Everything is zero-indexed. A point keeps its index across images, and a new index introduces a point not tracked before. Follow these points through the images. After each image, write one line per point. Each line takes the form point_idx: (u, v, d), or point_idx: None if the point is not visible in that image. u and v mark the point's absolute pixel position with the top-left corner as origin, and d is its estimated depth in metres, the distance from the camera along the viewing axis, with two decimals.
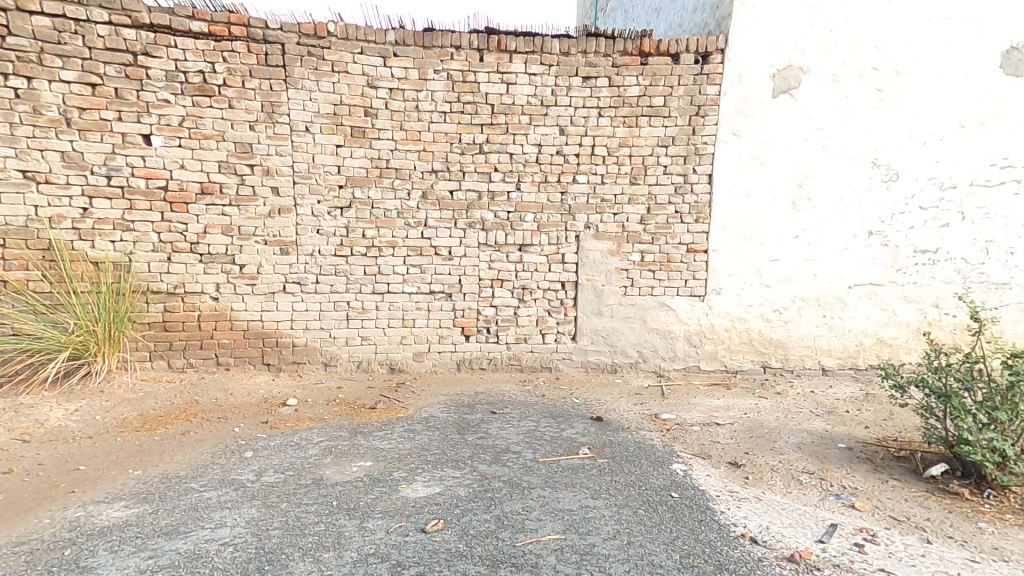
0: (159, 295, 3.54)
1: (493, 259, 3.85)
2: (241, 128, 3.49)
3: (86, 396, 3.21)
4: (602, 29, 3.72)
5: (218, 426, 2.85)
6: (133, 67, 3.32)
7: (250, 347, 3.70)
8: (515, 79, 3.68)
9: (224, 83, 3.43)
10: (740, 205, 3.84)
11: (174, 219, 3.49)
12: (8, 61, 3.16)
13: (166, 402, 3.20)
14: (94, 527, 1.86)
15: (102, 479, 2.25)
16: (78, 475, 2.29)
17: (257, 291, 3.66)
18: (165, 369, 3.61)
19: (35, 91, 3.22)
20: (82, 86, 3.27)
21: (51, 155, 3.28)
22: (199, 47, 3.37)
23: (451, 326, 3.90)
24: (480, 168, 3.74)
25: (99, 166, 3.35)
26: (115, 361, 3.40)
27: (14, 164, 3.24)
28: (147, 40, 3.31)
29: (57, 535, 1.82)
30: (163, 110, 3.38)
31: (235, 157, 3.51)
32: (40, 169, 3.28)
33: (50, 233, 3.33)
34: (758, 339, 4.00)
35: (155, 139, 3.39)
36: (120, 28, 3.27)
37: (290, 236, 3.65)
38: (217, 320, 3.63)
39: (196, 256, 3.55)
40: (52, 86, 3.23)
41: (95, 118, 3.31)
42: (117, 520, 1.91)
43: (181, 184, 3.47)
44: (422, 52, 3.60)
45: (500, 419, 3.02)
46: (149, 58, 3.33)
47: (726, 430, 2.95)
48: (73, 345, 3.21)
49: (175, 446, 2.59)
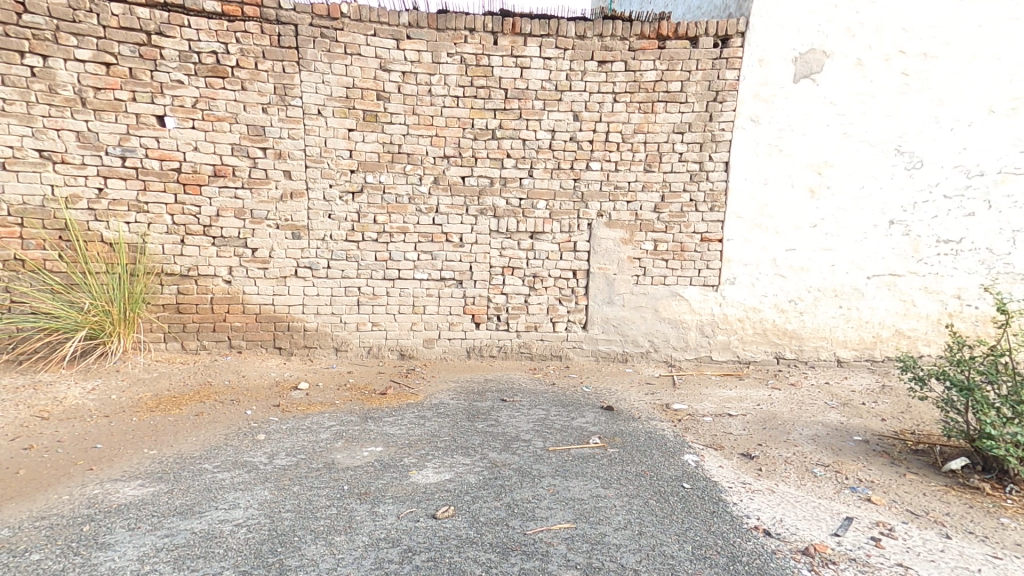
0: (173, 277, 3.56)
1: (504, 246, 3.83)
2: (254, 111, 3.48)
3: (103, 375, 3.25)
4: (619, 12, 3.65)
5: (231, 408, 2.88)
6: (147, 47, 3.31)
7: (263, 330, 3.72)
8: (529, 63, 3.63)
9: (237, 65, 3.42)
10: (757, 193, 3.78)
11: (187, 202, 3.50)
12: (25, 40, 3.17)
13: (180, 384, 3.23)
14: (111, 504, 1.89)
15: (118, 457, 2.28)
16: (95, 453, 2.32)
17: (269, 275, 3.67)
18: (179, 351, 3.65)
19: (51, 71, 3.23)
20: (97, 66, 3.28)
21: (67, 135, 3.30)
22: (213, 27, 3.36)
23: (461, 313, 3.90)
24: (493, 154, 3.71)
25: (114, 146, 3.36)
26: (131, 341, 3.43)
27: (30, 143, 3.26)
28: (160, 20, 3.30)
29: (75, 511, 1.85)
30: (176, 91, 3.38)
31: (248, 140, 3.51)
32: (57, 148, 3.30)
33: (66, 213, 3.36)
34: (772, 330, 3.96)
35: (169, 120, 3.40)
36: (134, 7, 3.26)
37: (302, 221, 3.65)
38: (229, 303, 3.66)
39: (209, 239, 3.57)
40: (68, 65, 3.24)
41: (109, 98, 3.32)
42: (133, 498, 1.94)
43: (194, 167, 3.47)
44: (435, 35, 3.56)
45: (509, 407, 3.02)
46: (163, 38, 3.32)
47: (739, 421, 2.93)
48: (89, 325, 3.25)
49: (190, 427, 2.62)
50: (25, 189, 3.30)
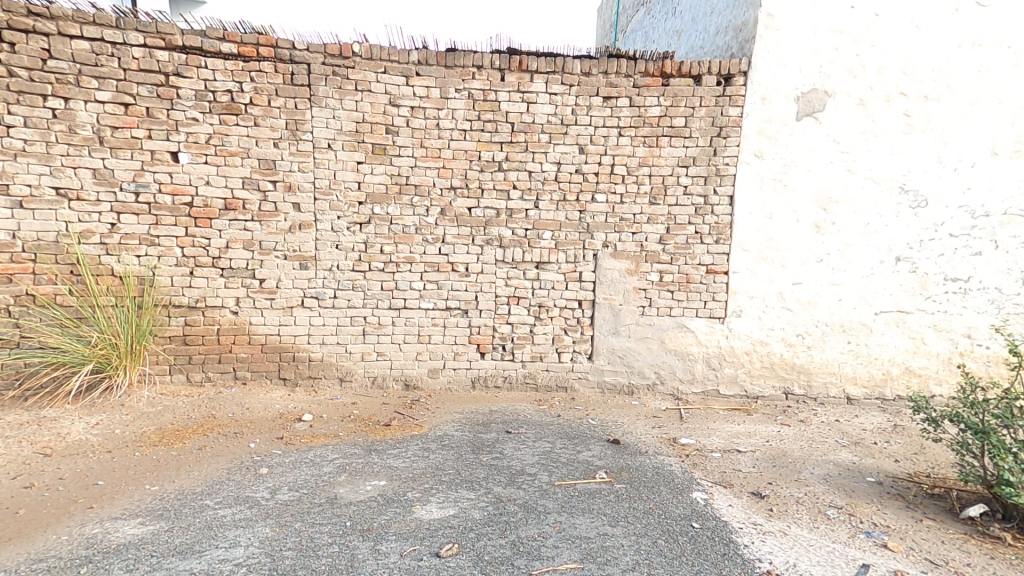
0: (180, 309, 3.58)
1: (510, 276, 3.84)
2: (265, 145, 3.55)
3: (107, 410, 3.25)
4: (624, 50, 3.73)
5: (234, 441, 2.86)
6: (164, 87, 3.40)
7: (268, 361, 3.72)
8: (536, 98, 3.69)
9: (251, 102, 3.50)
10: (762, 227, 3.79)
11: (197, 234, 3.54)
12: (48, 83, 3.26)
13: (184, 416, 3.22)
14: (110, 545, 1.86)
15: (119, 494, 2.25)
16: (97, 490, 2.30)
17: (276, 305, 3.69)
18: (184, 383, 3.64)
19: (71, 111, 3.31)
20: (117, 107, 3.36)
21: (83, 172, 3.36)
22: (228, 67, 3.45)
23: (466, 343, 3.89)
24: (499, 186, 3.75)
25: (129, 182, 3.42)
26: (136, 374, 3.43)
27: (48, 181, 3.32)
28: (178, 61, 3.39)
29: (74, 552, 1.82)
30: (191, 128, 3.46)
31: (259, 173, 3.57)
32: (73, 185, 3.36)
33: (78, 248, 3.40)
34: (780, 364, 3.93)
35: (183, 156, 3.46)
36: (154, 50, 3.36)
37: (309, 251, 3.68)
38: (236, 334, 3.67)
39: (217, 270, 3.60)
40: (88, 106, 3.32)
41: (126, 135, 3.39)
42: (132, 538, 1.91)
43: (205, 201, 3.53)
44: (444, 72, 3.64)
45: (515, 439, 2.99)
46: (180, 78, 3.41)
47: (747, 458, 2.88)
48: (96, 358, 3.26)
49: (193, 461, 2.60)
50: (42, 228, 3.35)
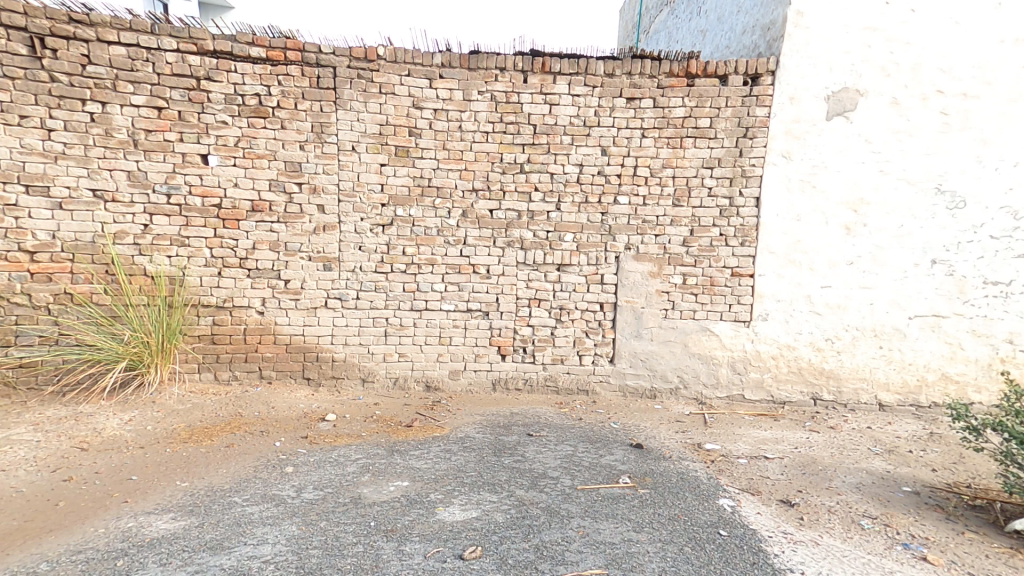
0: (208, 308, 3.65)
1: (531, 278, 3.83)
2: (291, 148, 3.60)
3: (139, 406, 3.34)
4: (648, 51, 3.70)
5: (260, 439, 2.90)
6: (196, 92, 3.47)
7: (292, 361, 3.77)
8: (558, 100, 3.69)
9: (278, 105, 3.55)
10: (790, 229, 3.72)
11: (226, 236, 3.61)
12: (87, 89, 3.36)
13: (212, 414, 3.27)
14: (144, 538, 1.90)
15: (152, 489, 2.30)
16: (131, 485, 2.35)
17: (300, 306, 3.73)
18: (212, 382, 3.71)
19: (108, 116, 3.40)
20: (151, 111, 3.45)
21: (119, 175, 3.45)
22: (257, 71, 3.50)
23: (487, 345, 3.89)
24: (520, 187, 3.75)
25: (161, 185, 3.50)
26: (167, 372, 3.51)
27: (86, 183, 3.42)
28: (210, 66, 3.46)
29: (110, 544, 1.87)
30: (221, 131, 3.53)
31: (285, 176, 3.62)
32: (109, 188, 3.45)
33: (113, 249, 3.49)
34: (808, 369, 3.85)
35: (212, 158, 3.53)
36: (187, 55, 3.43)
37: (333, 252, 3.72)
38: (261, 334, 3.72)
39: (244, 271, 3.66)
40: (124, 111, 3.41)
41: (160, 139, 3.48)
42: (165, 532, 1.95)
43: (233, 203, 3.59)
44: (466, 74, 3.65)
45: (536, 442, 2.97)
46: (211, 82, 3.48)
47: (775, 464, 2.83)
48: (129, 356, 3.35)
49: (221, 458, 2.64)
50: (80, 229, 3.45)
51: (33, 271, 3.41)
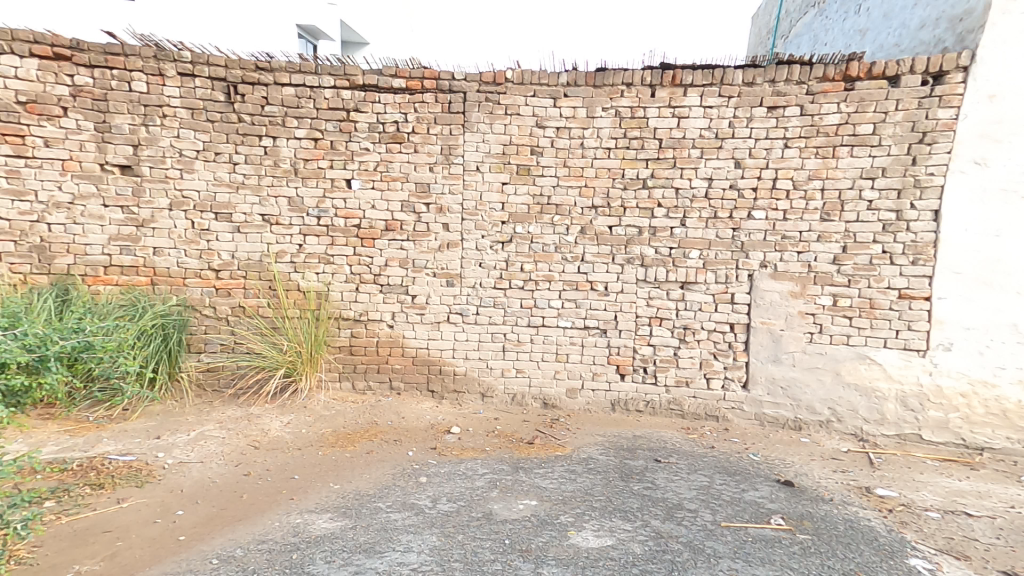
0: (347, 321, 3.94)
1: (652, 296, 3.72)
2: (422, 170, 3.81)
3: (295, 410, 3.69)
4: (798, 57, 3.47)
5: (395, 448, 3.05)
6: (345, 122, 3.79)
7: (418, 373, 3.95)
8: (689, 112, 3.56)
9: (413, 131, 3.78)
10: (986, 248, 3.26)
11: (363, 254, 3.88)
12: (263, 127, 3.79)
13: (353, 421, 3.51)
14: (311, 535, 2.07)
15: (312, 488, 2.51)
16: (294, 483, 2.58)
17: (425, 320, 3.91)
18: (350, 390, 4.00)
19: (276, 148, 3.81)
20: (309, 142, 3.82)
21: (282, 201, 3.85)
22: (397, 100, 3.75)
23: (605, 363, 3.82)
24: (643, 204, 3.66)
25: (312, 209, 3.86)
26: (314, 380, 3.86)
27: (258, 209, 3.86)
28: (358, 98, 3.76)
29: (286, 538, 2.06)
30: (363, 158, 3.82)
31: (415, 197, 3.83)
32: (273, 212, 3.86)
33: (274, 266, 3.90)
34: (1012, 410, 3.33)
35: (355, 182, 3.83)
36: (341, 90, 3.76)
37: (455, 269, 3.87)
38: (391, 346, 3.95)
39: (378, 287, 3.91)
40: (289, 143, 3.81)
41: (314, 167, 3.83)
42: (326, 531, 2.10)
43: (370, 223, 3.86)
44: (592, 92, 3.63)
45: (666, 469, 2.84)
46: (359, 113, 3.78)
47: (982, 524, 2.44)
48: (286, 364, 3.75)
49: (364, 464, 2.81)
50: (251, 249, 3.89)
51: (219, 287, 3.92)
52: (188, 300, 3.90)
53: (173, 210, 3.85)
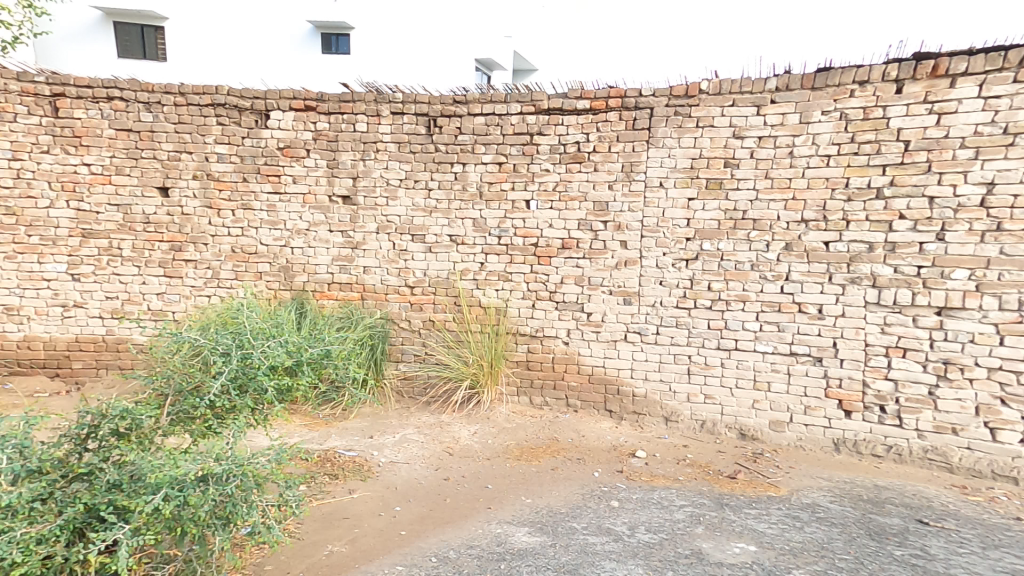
0: (524, 337, 3.98)
1: (888, 321, 3.16)
2: (601, 188, 3.74)
3: (478, 420, 3.81)
4: None
5: (581, 465, 3.02)
6: (529, 145, 3.88)
7: (595, 392, 3.83)
8: (951, 107, 2.94)
9: (594, 149, 3.73)
10: None
11: (540, 271, 3.90)
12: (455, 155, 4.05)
13: (535, 434, 3.54)
14: (513, 549, 2.17)
15: (506, 500, 2.65)
16: (489, 492, 2.75)
17: (601, 338, 3.79)
18: (528, 405, 4.01)
19: (465, 174, 4.04)
20: (494, 167, 3.98)
21: (467, 223, 4.07)
22: (581, 120, 3.74)
23: (823, 398, 3.33)
24: (878, 215, 3.13)
25: (494, 229, 3.99)
26: (495, 393, 3.95)
27: (446, 230, 4.12)
28: (543, 121, 3.82)
29: (490, 547, 2.19)
30: (543, 178, 3.87)
31: (593, 215, 3.77)
32: (460, 232, 4.08)
33: (459, 283, 4.11)
34: None
35: (534, 203, 3.89)
36: (527, 114, 3.86)
37: (634, 287, 3.69)
38: (567, 363, 3.88)
39: (553, 304, 3.90)
40: (476, 168, 4.01)
41: (498, 189, 3.98)
42: (525, 546, 2.18)
43: (547, 241, 3.88)
44: (809, 95, 3.21)
45: (940, 534, 2.33)
46: (542, 135, 3.84)
47: None
48: (469, 376, 3.92)
49: (551, 478, 2.84)
50: (439, 268, 4.15)
51: (413, 302, 4.25)
52: (387, 314, 4.29)
53: (379, 233, 4.27)
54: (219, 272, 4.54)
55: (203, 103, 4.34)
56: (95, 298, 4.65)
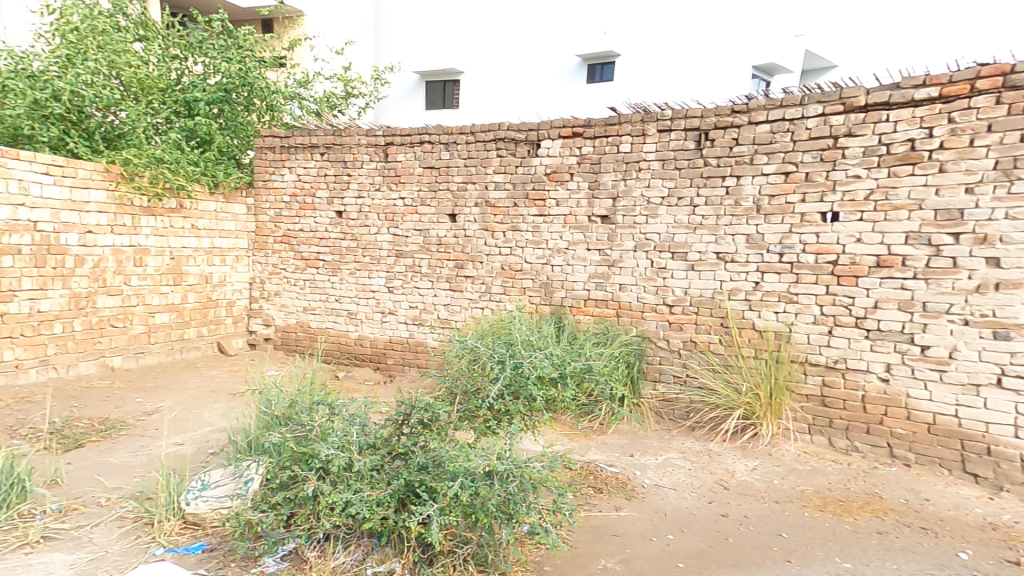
0: (820, 369, 6.69)
1: None
2: (954, 194, 5.87)
3: (757, 454, 6.55)
4: None
5: (908, 535, 4.86)
6: (829, 151, 6.56)
7: (951, 444, 5.92)
8: None
9: (944, 144, 5.89)
10: None
11: (839, 294, 6.52)
12: (728, 168, 7.21)
13: (848, 487, 5.79)
14: None
15: (809, 556, 4.49)
16: (785, 541, 4.74)
17: (949, 381, 5.91)
18: (831, 447, 6.61)
19: (738, 188, 7.17)
20: (777, 176, 6.91)
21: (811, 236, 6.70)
22: (915, 112, 6.04)
23: None
24: None
25: (775, 246, 6.93)
26: (777, 429, 6.76)
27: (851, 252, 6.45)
28: (852, 121, 6.40)
29: None
30: (850, 184, 6.44)
31: (933, 226, 5.97)
32: (731, 249, 7.24)
33: (764, 324, 7.02)
34: None
35: (838, 213, 6.53)
36: (830, 116, 6.54)
37: (1011, 318, 5.60)
38: (887, 405, 6.27)
39: (861, 333, 6.41)
40: (754, 180, 7.06)
41: (780, 203, 6.90)
42: None
43: (851, 259, 6.44)
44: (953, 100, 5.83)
45: None
46: (850, 137, 6.43)
47: None
48: (744, 405, 6.86)
49: (878, 544, 4.70)
50: (701, 287, 7.48)
51: (671, 321, 7.68)
52: (644, 331, 7.94)
53: (635, 251, 7.99)
54: (491, 286, 9.27)
55: (490, 139, 9.02)
56: (401, 307, 10.19)
